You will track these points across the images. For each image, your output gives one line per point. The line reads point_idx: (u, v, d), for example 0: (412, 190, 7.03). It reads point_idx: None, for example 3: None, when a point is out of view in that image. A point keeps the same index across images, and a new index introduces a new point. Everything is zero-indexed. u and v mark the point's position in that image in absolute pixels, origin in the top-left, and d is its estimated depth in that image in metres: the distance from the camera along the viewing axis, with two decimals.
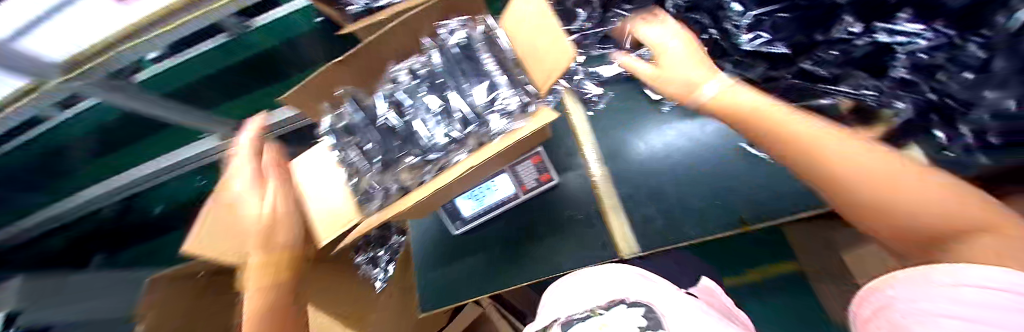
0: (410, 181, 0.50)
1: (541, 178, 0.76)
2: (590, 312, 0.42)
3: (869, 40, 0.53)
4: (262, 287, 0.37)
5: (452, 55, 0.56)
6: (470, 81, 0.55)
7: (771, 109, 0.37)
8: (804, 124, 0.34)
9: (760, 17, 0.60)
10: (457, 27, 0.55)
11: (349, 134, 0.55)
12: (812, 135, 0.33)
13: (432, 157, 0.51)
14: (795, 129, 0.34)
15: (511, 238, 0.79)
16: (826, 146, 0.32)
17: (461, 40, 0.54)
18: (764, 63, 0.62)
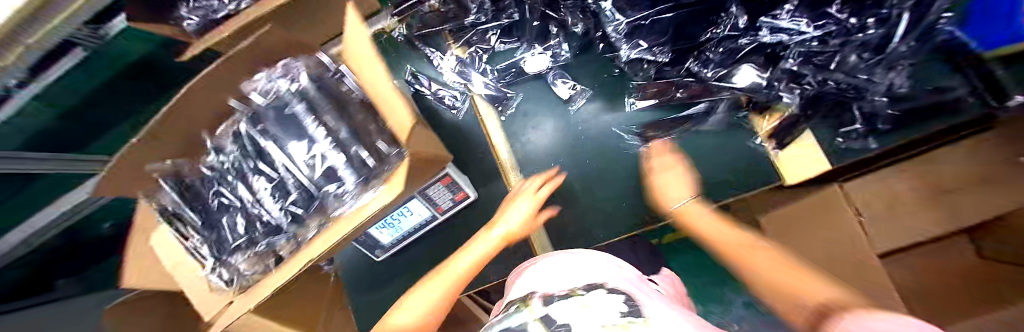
0: (251, 273, 0.41)
1: (456, 197, 0.71)
2: (569, 290, 0.25)
3: (749, 37, 0.50)
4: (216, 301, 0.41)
5: (265, 108, 0.41)
6: (284, 143, 0.38)
7: (733, 244, 0.48)
8: (761, 257, 0.44)
9: (637, 21, 0.53)
10: (269, 81, 0.40)
11: (189, 218, 0.43)
12: (765, 265, 0.42)
13: (262, 248, 0.41)
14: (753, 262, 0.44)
15: (438, 254, 0.78)
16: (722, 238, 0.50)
17: (274, 95, 0.40)
18: (656, 67, 0.58)
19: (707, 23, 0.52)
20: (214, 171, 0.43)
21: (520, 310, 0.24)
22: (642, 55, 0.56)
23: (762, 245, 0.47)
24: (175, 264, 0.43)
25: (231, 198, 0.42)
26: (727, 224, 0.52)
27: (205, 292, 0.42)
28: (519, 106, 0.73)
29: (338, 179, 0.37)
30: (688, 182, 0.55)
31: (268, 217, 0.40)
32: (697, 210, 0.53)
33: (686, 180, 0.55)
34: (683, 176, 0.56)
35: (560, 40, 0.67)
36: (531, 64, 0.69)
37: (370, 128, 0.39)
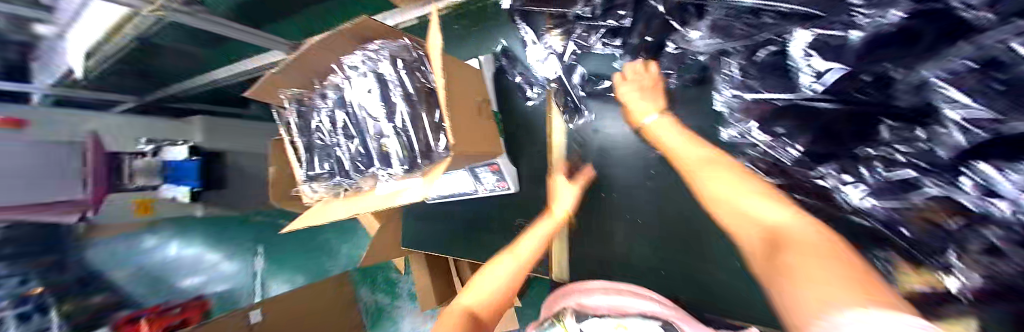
0: (329, 194, 0.57)
1: (498, 184, 0.74)
2: None
3: (951, 185, 0.26)
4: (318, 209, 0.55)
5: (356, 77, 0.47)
6: (365, 113, 0.46)
7: (694, 161, 0.40)
8: (716, 172, 0.36)
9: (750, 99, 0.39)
10: (370, 56, 0.46)
11: (296, 137, 0.59)
12: (722, 188, 0.34)
13: (337, 180, 0.54)
14: (706, 186, 0.36)
15: (470, 222, 0.86)
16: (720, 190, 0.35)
17: (368, 70, 0.45)
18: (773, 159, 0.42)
19: (880, 134, 0.29)
20: (322, 108, 0.54)
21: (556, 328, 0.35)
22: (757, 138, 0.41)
23: (774, 192, 0.32)
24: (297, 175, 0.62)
25: (327, 135, 0.54)
26: (694, 138, 0.44)
27: (304, 193, 0.60)
28: (596, 121, 0.66)
29: (391, 157, 0.46)
30: (657, 97, 0.51)
31: (347, 162, 0.51)
32: (667, 125, 0.47)
33: (652, 87, 0.52)
34: (650, 92, 0.52)
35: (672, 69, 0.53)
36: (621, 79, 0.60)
37: (426, 125, 0.45)
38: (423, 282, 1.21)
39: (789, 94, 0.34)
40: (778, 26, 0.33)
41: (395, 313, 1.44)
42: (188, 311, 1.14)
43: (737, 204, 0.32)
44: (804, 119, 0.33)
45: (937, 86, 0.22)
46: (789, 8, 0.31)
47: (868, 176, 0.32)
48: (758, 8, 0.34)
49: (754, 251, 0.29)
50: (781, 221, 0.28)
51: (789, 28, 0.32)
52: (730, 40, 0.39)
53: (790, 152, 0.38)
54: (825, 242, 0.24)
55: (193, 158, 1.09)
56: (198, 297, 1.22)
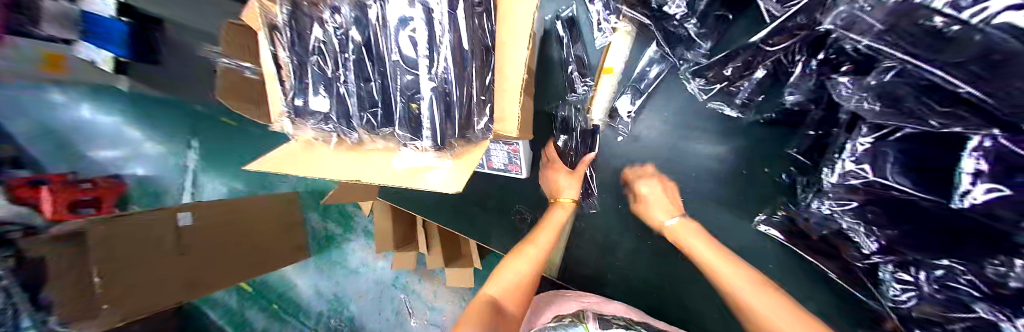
0: (317, 139, 0.46)
1: (509, 166, 0.68)
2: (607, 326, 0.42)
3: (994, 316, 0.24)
4: (302, 153, 0.46)
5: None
6: (393, 56, 0.35)
7: (741, 285, 0.39)
8: (761, 302, 0.36)
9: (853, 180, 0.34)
10: None
11: (283, 52, 0.45)
12: (764, 309, 0.36)
13: (329, 127, 0.44)
14: (756, 315, 0.36)
15: (463, 193, 0.79)
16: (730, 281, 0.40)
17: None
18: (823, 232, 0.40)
19: (970, 250, 0.26)
20: (329, 22, 0.40)
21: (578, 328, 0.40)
22: (839, 217, 0.37)
23: (778, 294, 0.37)
24: (274, 103, 0.49)
25: (331, 63, 0.42)
26: (716, 244, 0.46)
27: (282, 126, 0.48)
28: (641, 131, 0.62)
29: (419, 125, 0.37)
30: (674, 201, 0.53)
31: (354, 108, 0.41)
32: (689, 230, 0.48)
33: (665, 195, 0.54)
34: (670, 194, 0.54)
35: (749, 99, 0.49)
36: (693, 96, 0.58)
37: (471, 90, 0.37)
38: (384, 225, 1.16)
39: (930, 199, 0.27)
40: (962, 120, 0.24)
41: (345, 247, 1.40)
42: (103, 191, 1.00)
43: (765, 307, 0.36)
44: (899, 217, 0.31)
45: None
46: (973, 93, 0.22)
47: (924, 283, 0.30)
48: (938, 83, 0.24)
49: None
50: (786, 317, 0.34)
51: (974, 127, 0.23)
52: (890, 114, 0.29)
53: (869, 241, 0.34)
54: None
55: (123, 20, 0.94)
56: (116, 176, 1.06)
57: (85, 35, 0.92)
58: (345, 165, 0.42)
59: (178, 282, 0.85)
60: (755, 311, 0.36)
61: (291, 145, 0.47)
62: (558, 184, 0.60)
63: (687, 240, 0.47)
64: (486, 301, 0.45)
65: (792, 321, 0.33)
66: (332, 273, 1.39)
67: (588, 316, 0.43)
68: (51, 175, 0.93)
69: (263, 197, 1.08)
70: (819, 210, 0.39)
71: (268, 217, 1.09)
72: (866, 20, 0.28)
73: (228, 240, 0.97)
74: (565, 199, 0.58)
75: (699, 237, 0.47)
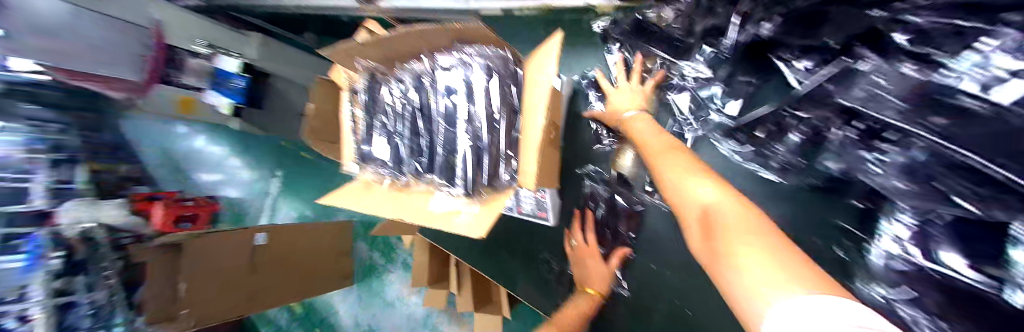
0: (374, 179, 0.55)
1: (536, 210, 0.71)
2: None
3: None
4: (358, 192, 0.55)
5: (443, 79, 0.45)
6: (440, 120, 0.45)
7: (659, 148, 0.41)
8: (671, 156, 0.39)
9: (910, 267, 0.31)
10: (467, 60, 0.43)
11: (359, 109, 0.57)
12: (673, 167, 0.37)
13: (384, 173, 0.53)
14: (663, 171, 0.38)
15: (493, 236, 0.83)
16: (657, 149, 0.41)
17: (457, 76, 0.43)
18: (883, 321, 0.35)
19: None
20: (394, 91, 0.52)
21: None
22: (898, 307, 0.33)
23: (687, 151, 0.40)
24: (346, 153, 0.61)
25: (392, 123, 0.52)
26: (659, 129, 0.47)
27: (350, 168, 0.59)
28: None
29: (456, 174, 0.44)
30: (637, 99, 0.54)
31: (403, 161, 0.50)
32: (642, 119, 0.49)
33: (639, 98, 0.55)
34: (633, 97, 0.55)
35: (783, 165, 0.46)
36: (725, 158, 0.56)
37: (500, 146, 0.43)
38: (421, 259, 1.23)
39: (987, 292, 0.24)
40: (995, 215, 0.21)
41: (384, 277, 1.47)
42: (199, 208, 1.24)
43: (668, 161, 0.38)
44: (970, 306, 0.25)
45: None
46: (1005, 175, 0.20)
47: None
48: (975, 166, 0.22)
49: (691, 231, 0.33)
50: (680, 163, 0.37)
51: (996, 213, 0.21)
52: (934, 197, 0.27)
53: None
54: (752, 221, 0.27)
55: (244, 74, 1.16)
56: (211, 198, 1.34)
57: (214, 82, 1.13)
58: (388, 205, 0.49)
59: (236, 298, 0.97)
60: (663, 174, 0.38)
61: (352, 185, 0.58)
62: (589, 273, 0.63)
63: (634, 134, 0.48)
64: None
65: (685, 164, 0.36)
66: (371, 304, 1.47)
67: None
68: (165, 193, 1.18)
69: (324, 226, 1.21)
70: (881, 301, 0.35)
71: (319, 243, 1.21)
72: (887, 96, 0.29)
73: (281, 262, 1.08)
74: (590, 290, 0.61)
75: (646, 122, 0.48)
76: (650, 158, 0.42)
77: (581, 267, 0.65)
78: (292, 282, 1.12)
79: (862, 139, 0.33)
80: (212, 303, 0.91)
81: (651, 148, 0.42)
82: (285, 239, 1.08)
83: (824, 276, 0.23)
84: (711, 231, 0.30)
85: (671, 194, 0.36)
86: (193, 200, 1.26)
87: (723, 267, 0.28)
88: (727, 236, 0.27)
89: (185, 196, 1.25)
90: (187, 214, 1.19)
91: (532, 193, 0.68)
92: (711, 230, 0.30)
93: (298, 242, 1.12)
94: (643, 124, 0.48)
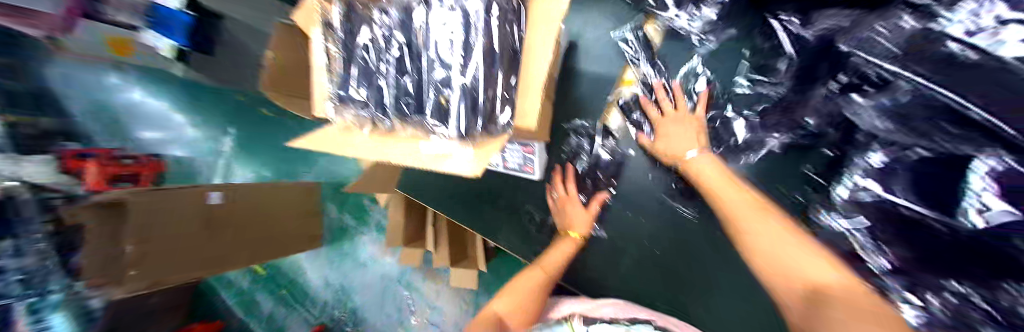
0: (354, 123, 0.50)
1: (523, 166, 0.71)
2: (612, 319, 0.43)
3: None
4: (335, 137, 0.50)
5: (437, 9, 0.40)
6: (432, 56, 0.41)
7: (743, 210, 0.41)
8: (758, 222, 0.39)
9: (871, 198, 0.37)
10: None
11: (333, 42, 0.50)
12: (765, 240, 0.37)
13: (363, 115, 0.49)
14: (756, 243, 0.38)
15: (477, 194, 0.83)
16: (739, 213, 0.41)
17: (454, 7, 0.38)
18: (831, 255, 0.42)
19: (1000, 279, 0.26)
20: (377, 21, 0.46)
21: (563, 325, 0.43)
22: (852, 237, 0.40)
23: (784, 222, 0.39)
24: (320, 94, 0.55)
25: (373, 60, 0.47)
26: (735, 182, 0.46)
27: (324, 110, 0.54)
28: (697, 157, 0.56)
29: (448, 115, 0.41)
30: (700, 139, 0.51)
31: (388, 101, 0.46)
32: (711, 168, 0.48)
33: (696, 137, 0.52)
34: (698, 137, 0.52)
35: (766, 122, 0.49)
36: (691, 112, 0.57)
37: (496, 92, 0.41)
38: (397, 221, 1.21)
39: (944, 219, 0.29)
40: (976, 143, 0.26)
41: (357, 238, 1.48)
42: (141, 168, 1.12)
43: (762, 233, 0.38)
44: (924, 239, 0.32)
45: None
46: (986, 118, 0.25)
47: (932, 305, 0.33)
48: (950, 104, 0.28)
49: (788, 300, 0.32)
50: (772, 235, 0.37)
51: (986, 143, 0.25)
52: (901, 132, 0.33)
53: (880, 261, 0.37)
54: (870, 304, 0.26)
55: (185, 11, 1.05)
56: (156, 156, 1.20)
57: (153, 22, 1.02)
58: (371, 149, 0.46)
59: (199, 258, 0.92)
60: (757, 244, 0.37)
61: (328, 129, 0.53)
62: (571, 219, 0.64)
63: (706, 188, 0.47)
64: (490, 315, 0.53)
65: (781, 237, 0.36)
66: (342, 264, 1.48)
67: (574, 315, 0.46)
68: (98, 151, 1.03)
69: (290, 186, 1.21)
70: (836, 228, 0.42)
71: (288, 205, 1.20)
72: (882, 44, 0.34)
73: (251, 222, 1.06)
74: (574, 232, 0.62)
75: (721, 173, 0.47)
76: (734, 222, 0.41)
77: (568, 214, 0.65)
78: (264, 244, 1.11)
79: (845, 86, 0.38)
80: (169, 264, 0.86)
81: (731, 209, 0.42)
82: (253, 197, 1.05)
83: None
84: (807, 300, 0.29)
85: (761, 262, 0.37)
86: (132, 159, 1.12)
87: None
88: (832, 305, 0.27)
89: (122, 154, 1.09)
90: (127, 173, 1.06)
91: (520, 149, 0.67)
92: (808, 300, 0.29)
93: (266, 202, 1.11)
94: (717, 177, 0.46)
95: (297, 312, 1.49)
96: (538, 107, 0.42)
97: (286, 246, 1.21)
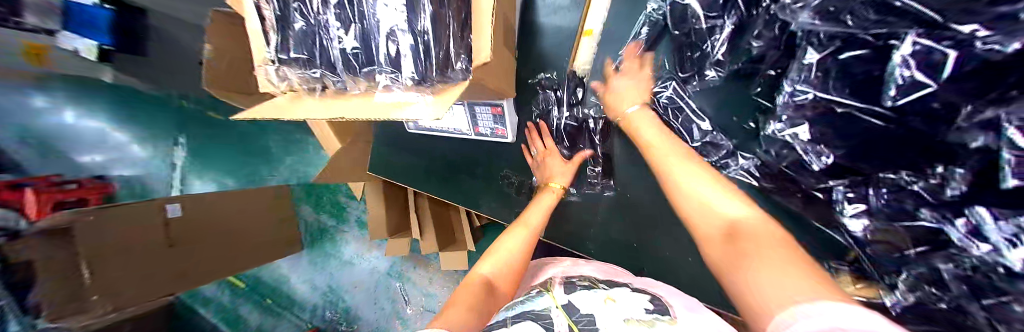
0: (301, 88, 0.48)
1: (494, 129, 0.71)
2: (593, 284, 0.44)
3: (952, 208, 0.29)
4: (281, 106, 0.47)
5: None
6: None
7: (670, 158, 0.48)
8: (689, 171, 0.45)
9: (800, 101, 0.36)
10: None
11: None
12: (694, 184, 0.44)
13: (312, 75, 0.45)
14: (683, 189, 0.44)
15: (451, 164, 0.82)
16: (672, 164, 0.47)
17: None
18: (777, 169, 0.46)
19: (927, 161, 0.29)
20: None
21: (544, 296, 0.42)
22: (794, 142, 0.39)
23: (705, 167, 0.46)
24: (259, 51, 0.49)
25: (310, 13, 0.43)
26: (666, 133, 0.52)
27: (263, 80, 0.49)
28: (656, 101, 0.58)
29: (401, 61, 0.38)
30: (644, 93, 0.57)
31: (333, 59, 0.42)
32: (644, 117, 0.54)
33: (643, 87, 0.58)
34: (640, 83, 0.58)
35: (711, 67, 0.51)
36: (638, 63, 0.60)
37: (450, 34, 0.38)
38: (376, 211, 1.17)
39: (868, 106, 0.30)
40: (892, 25, 0.26)
41: (339, 237, 1.47)
42: (87, 192, 1.13)
43: (692, 181, 0.44)
44: (852, 132, 0.33)
45: (1003, 135, 0.22)
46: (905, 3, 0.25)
47: (871, 198, 0.36)
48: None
49: (709, 240, 0.40)
50: (704, 183, 0.43)
51: (900, 28, 0.26)
52: (838, 30, 0.31)
53: (821, 161, 0.37)
54: (770, 234, 0.35)
55: (105, 7, 1.07)
56: (101, 178, 1.20)
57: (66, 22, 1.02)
58: (321, 109, 0.43)
59: (164, 274, 0.99)
60: (683, 190, 0.44)
61: (276, 99, 0.50)
62: (550, 171, 0.67)
63: (643, 139, 0.53)
64: (479, 278, 0.51)
65: (706, 184, 0.43)
66: (325, 264, 1.47)
67: (554, 283, 0.46)
68: (35, 179, 1.03)
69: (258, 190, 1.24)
70: (777, 136, 0.42)
71: (259, 211, 1.24)
72: None
73: (217, 232, 1.11)
74: (555, 184, 0.64)
75: (651, 123, 0.53)
76: (662, 176, 0.48)
77: (546, 167, 0.68)
78: (238, 253, 1.16)
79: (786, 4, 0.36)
80: (129, 281, 0.93)
81: (662, 161, 0.49)
82: (212, 204, 1.10)
83: (824, 278, 0.30)
84: (732, 241, 0.37)
85: (692, 205, 0.43)
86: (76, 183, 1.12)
87: (739, 271, 0.34)
88: (749, 245, 0.35)
89: (64, 179, 1.11)
90: (72, 200, 1.06)
91: (491, 113, 0.67)
92: (732, 241, 0.37)
93: (230, 211, 1.15)
94: (649, 127, 0.53)
95: (285, 320, 1.47)
96: (489, 40, 0.35)
97: (264, 254, 1.25)
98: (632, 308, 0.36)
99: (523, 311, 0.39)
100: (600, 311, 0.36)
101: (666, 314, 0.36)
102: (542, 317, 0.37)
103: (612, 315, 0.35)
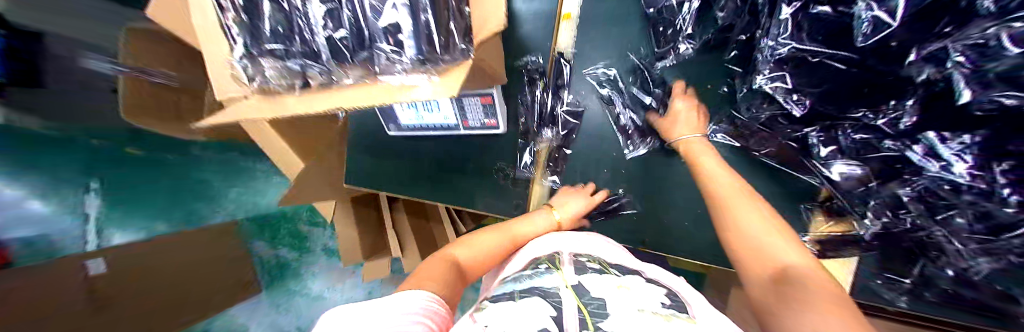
0: (278, 85, 0.46)
1: (485, 122, 0.70)
2: (604, 269, 0.42)
3: (904, 138, 0.34)
4: (262, 106, 0.47)
5: None
6: None
7: (727, 192, 0.47)
8: (745, 209, 0.44)
9: (775, 58, 0.39)
10: None
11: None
12: (751, 225, 0.42)
13: (292, 67, 0.43)
14: (742, 227, 0.43)
15: (440, 164, 0.79)
16: (729, 201, 0.46)
17: None
18: (758, 126, 0.49)
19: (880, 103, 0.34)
20: None
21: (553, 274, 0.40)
22: (774, 93, 0.42)
23: (767, 211, 0.44)
24: (219, 49, 0.46)
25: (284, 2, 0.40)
26: (726, 167, 0.51)
27: (233, 79, 0.47)
28: None
29: (401, 39, 0.36)
30: (702, 122, 0.55)
31: (314, 48, 0.40)
32: (704, 148, 0.53)
33: (697, 117, 0.55)
34: (696, 115, 0.56)
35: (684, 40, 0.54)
36: (621, 44, 0.64)
37: (450, 7, 0.36)
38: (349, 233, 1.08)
39: (839, 53, 0.34)
40: None
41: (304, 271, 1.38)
42: None
43: (747, 219, 0.43)
44: (822, 80, 0.37)
45: (949, 63, 0.26)
46: None
47: (841, 139, 0.40)
48: None
49: (760, 290, 0.37)
50: (758, 221, 0.42)
51: None
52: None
53: (798, 105, 0.41)
54: (824, 281, 0.33)
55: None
56: None
57: None
58: (313, 105, 0.44)
59: None
60: (745, 234, 0.42)
61: (250, 101, 0.49)
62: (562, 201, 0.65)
63: (703, 169, 0.51)
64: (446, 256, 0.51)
65: (761, 219, 0.42)
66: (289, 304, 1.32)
67: (563, 262, 0.44)
68: None
69: None
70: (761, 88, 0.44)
71: None
72: None
73: None
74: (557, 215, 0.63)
75: (712, 156, 0.52)
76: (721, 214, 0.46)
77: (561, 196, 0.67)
78: None
79: None
80: None
81: (718, 194, 0.47)
82: None
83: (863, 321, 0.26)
84: (778, 288, 0.34)
85: (745, 248, 0.42)
86: None
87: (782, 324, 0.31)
88: (796, 284, 0.32)
89: None
90: None
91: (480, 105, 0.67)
92: (778, 286, 0.34)
93: None
94: (710, 160, 0.51)
95: None
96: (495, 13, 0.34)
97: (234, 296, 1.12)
98: (646, 296, 0.32)
99: (531, 286, 0.37)
100: (611, 296, 0.32)
101: (684, 312, 0.30)
102: (551, 295, 0.33)
103: (625, 298, 0.31)
